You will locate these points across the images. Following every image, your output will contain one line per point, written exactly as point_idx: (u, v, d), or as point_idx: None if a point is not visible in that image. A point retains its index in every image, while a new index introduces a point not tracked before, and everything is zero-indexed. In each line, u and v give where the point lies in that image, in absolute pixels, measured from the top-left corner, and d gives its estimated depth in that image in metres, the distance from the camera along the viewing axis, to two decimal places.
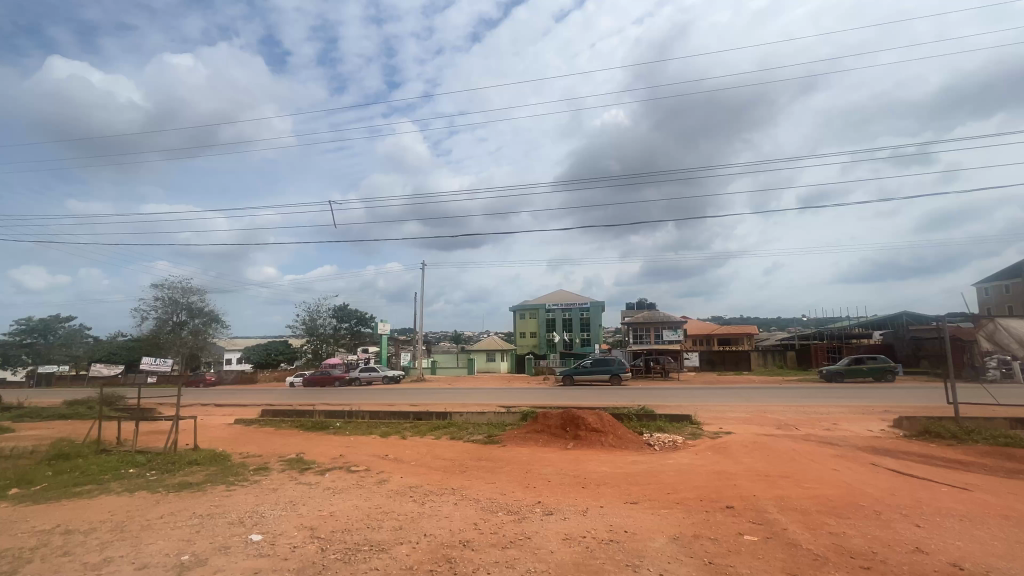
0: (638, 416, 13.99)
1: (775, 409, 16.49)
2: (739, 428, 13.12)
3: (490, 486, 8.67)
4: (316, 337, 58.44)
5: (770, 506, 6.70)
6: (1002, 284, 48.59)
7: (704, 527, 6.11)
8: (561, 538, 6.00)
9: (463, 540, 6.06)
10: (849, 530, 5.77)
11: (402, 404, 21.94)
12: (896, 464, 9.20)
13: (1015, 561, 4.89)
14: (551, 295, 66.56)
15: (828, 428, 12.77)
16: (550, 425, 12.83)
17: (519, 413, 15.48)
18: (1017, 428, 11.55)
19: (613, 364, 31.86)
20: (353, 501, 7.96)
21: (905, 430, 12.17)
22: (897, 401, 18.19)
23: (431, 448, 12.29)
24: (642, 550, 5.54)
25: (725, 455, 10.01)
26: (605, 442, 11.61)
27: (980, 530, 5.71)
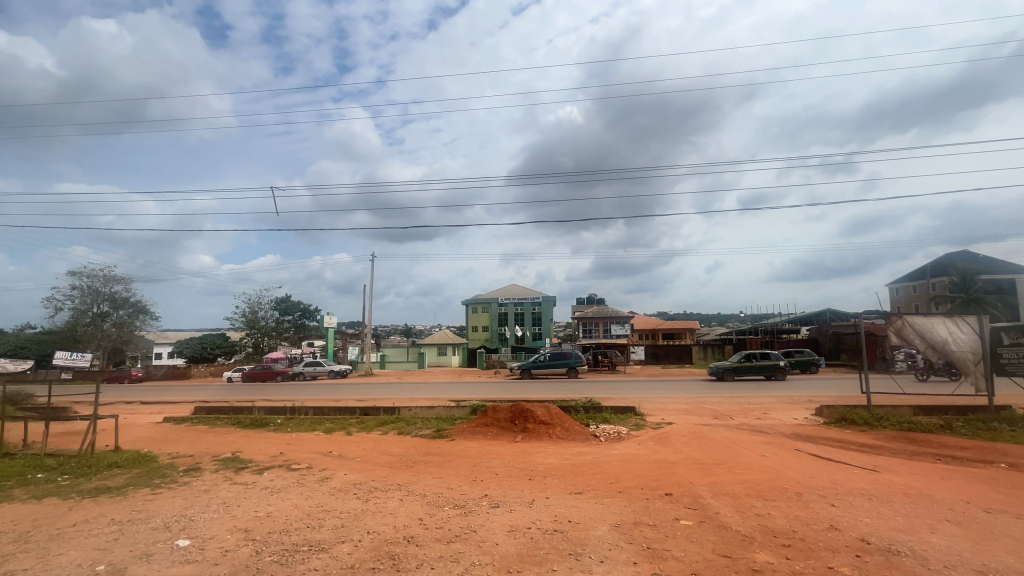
0: (584, 408, 14.33)
1: (712, 400, 17.39)
2: (679, 418, 13.74)
3: (436, 481, 8.60)
4: (257, 330, 55.52)
5: (705, 492, 7.06)
6: (910, 285, 53.78)
7: (644, 514, 6.36)
8: (506, 530, 6.04)
9: (407, 536, 5.98)
10: (773, 512, 6.20)
11: (348, 399, 21.27)
12: (815, 448, 10.00)
13: (914, 534, 5.43)
14: (504, 289, 66.82)
15: (759, 417, 13.66)
16: (499, 418, 12.88)
17: (468, 407, 15.45)
18: (919, 414, 12.82)
19: (570, 357, 32.45)
20: (292, 500, 7.65)
21: (825, 418, 13.20)
22: (820, 391, 19.71)
23: (378, 444, 12.01)
24: (584, 539, 5.69)
25: (665, 445, 10.44)
26: (553, 434, 11.82)
27: (884, 507, 6.30)
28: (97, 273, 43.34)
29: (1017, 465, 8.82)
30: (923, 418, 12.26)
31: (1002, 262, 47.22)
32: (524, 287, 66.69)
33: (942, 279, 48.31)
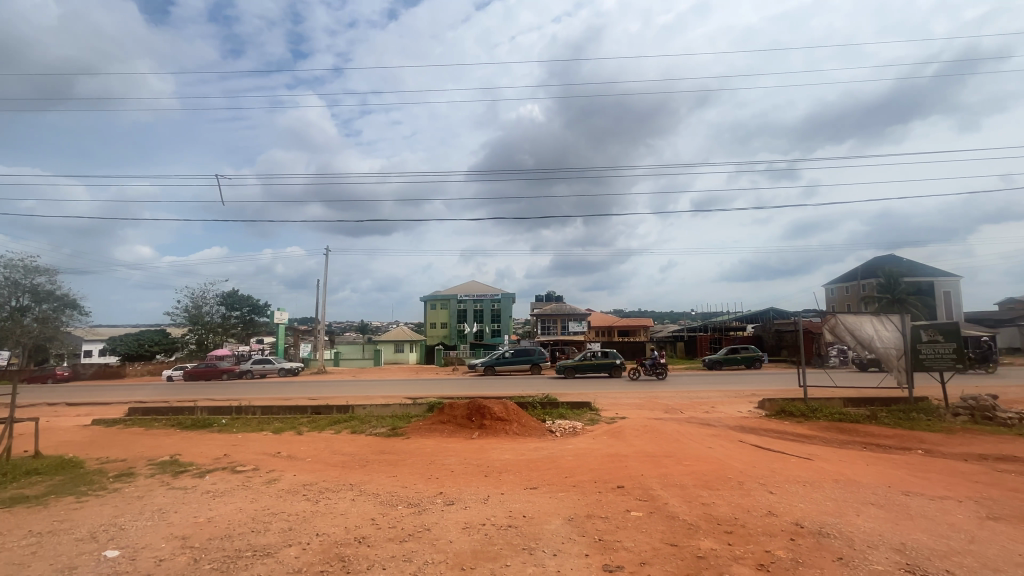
0: (541, 403, 14.49)
1: (664, 395, 18.00)
2: (632, 413, 14.14)
3: (390, 479, 8.44)
4: (200, 326, 52.54)
5: (655, 484, 7.29)
6: (843, 285, 57.74)
7: (596, 507, 6.50)
8: (460, 527, 6.01)
9: (359, 537, 5.83)
10: (717, 500, 6.49)
11: (299, 398, 20.54)
12: (757, 439, 10.56)
13: (841, 517, 5.82)
14: (463, 286, 66.48)
15: (707, 411, 14.26)
16: (456, 415, 12.80)
17: (424, 405, 15.28)
18: (849, 405, 13.80)
19: (533, 355, 32.56)
20: (236, 504, 7.29)
21: (766, 410, 13.98)
22: (763, 385, 20.82)
23: (329, 443, 11.68)
24: (538, 533, 5.75)
25: (619, 439, 10.71)
26: (510, 430, 11.88)
27: (817, 493, 6.73)
28: (15, 264, 39.67)
29: (931, 451, 9.65)
30: (853, 409, 13.20)
31: (921, 265, 51.40)
32: (483, 283, 66.61)
33: (871, 280, 52.16)
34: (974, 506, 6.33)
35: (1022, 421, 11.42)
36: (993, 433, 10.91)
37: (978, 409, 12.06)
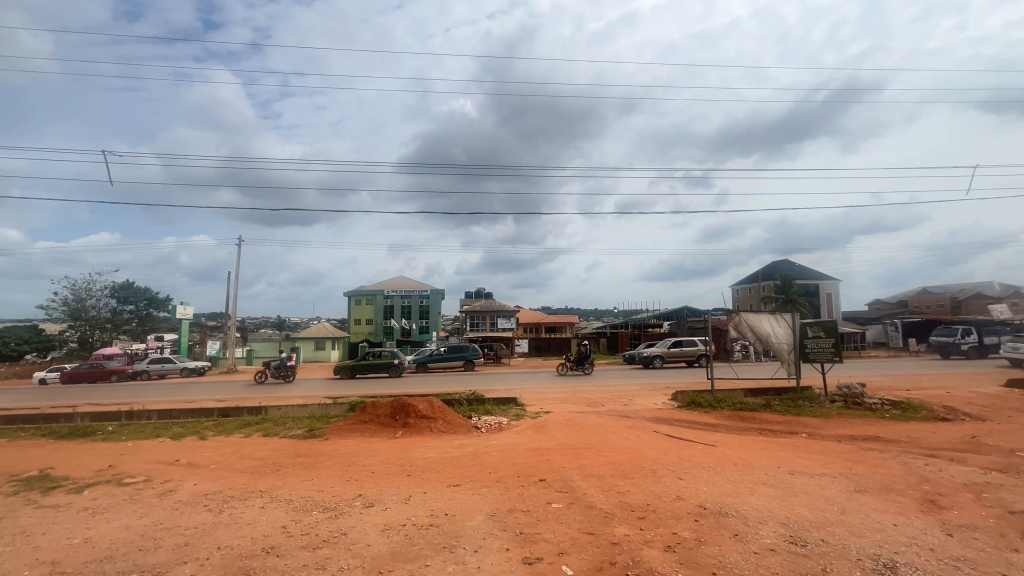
0: (468, 400, 14.46)
1: (587, 389, 18.71)
2: (556, 407, 14.54)
3: (306, 484, 7.97)
4: (84, 322, 46.46)
5: (575, 476, 7.53)
6: (745, 286, 63.67)
7: (518, 501, 6.60)
8: (379, 530, 5.82)
9: (267, 547, 5.45)
10: (632, 488, 6.84)
11: (204, 400, 18.84)
12: (669, 429, 11.29)
13: (738, 497, 6.39)
14: (391, 281, 64.75)
15: (626, 403, 15.00)
16: (379, 414, 12.40)
17: (346, 404, 14.66)
18: (749, 395, 15.17)
19: (467, 351, 32.49)
20: (122, 520, 6.51)
21: (678, 402, 14.98)
22: (676, 378, 22.33)
23: (238, 448, 10.81)
24: (460, 531, 5.71)
25: (542, 433, 10.94)
26: (434, 428, 11.71)
27: (718, 476, 7.33)
28: None
29: (813, 433, 10.89)
30: (752, 399, 14.54)
31: (809, 269, 57.92)
32: (412, 279, 65.26)
33: (768, 282, 57.93)
34: (845, 480, 7.23)
35: (884, 406, 13.20)
36: (862, 417, 12.51)
37: (850, 396, 13.77)
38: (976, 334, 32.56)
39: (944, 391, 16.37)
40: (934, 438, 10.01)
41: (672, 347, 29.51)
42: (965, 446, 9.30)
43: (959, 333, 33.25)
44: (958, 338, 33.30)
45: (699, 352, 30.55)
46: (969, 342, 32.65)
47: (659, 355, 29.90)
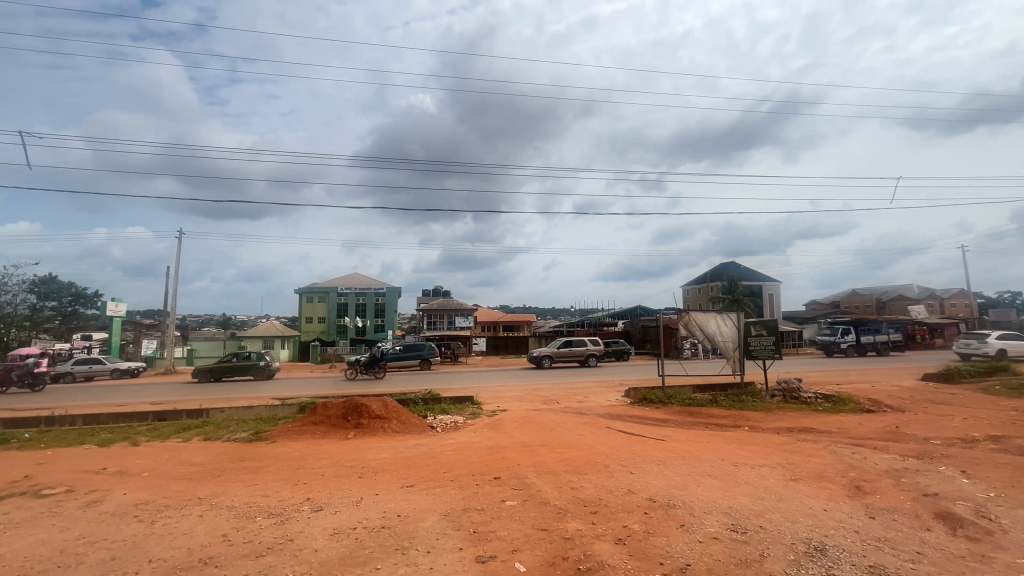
0: (424, 399, 14.26)
1: (543, 387, 18.90)
2: (513, 405, 14.60)
3: (250, 489, 7.59)
4: None
5: (530, 473, 7.59)
6: (695, 287, 66.39)
7: (473, 500, 6.56)
8: (328, 534, 5.62)
9: (206, 557, 5.15)
10: (585, 484, 6.96)
11: (139, 404, 17.58)
12: (622, 425, 11.58)
13: (685, 489, 6.63)
14: (346, 278, 62.96)
15: (581, 400, 15.27)
16: (330, 416, 12.00)
17: (295, 405, 14.10)
18: (698, 391, 15.80)
19: (423, 349, 32.03)
20: (40, 535, 5.97)
21: (631, 398, 15.39)
22: (629, 375, 22.95)
23: (175, 453, 10.15)
24: (412, 532, 5.61)
25: (498, 431, 10.96)
26: (388, 428, 11.47)
27: (668, 469, 7.59)
28: None
29: (754, 427, 11.50)
30: (700, 395, 15.16)
31: (753, 271, 61.11)
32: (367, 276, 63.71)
33: (716, 284, 60.70)
34: (782, 470, 7.67)
35: (817, 399, 14.13)
36: (798, 410, 13.34)
37: (788, 391, 14.63)
38: (853, 333, 36.54)
39: (869, 386, 17.72)
40: (860, 428, 10.82)
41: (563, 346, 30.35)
42: (887, 435, 10.11)
43: (840, 333, 37.23)
44: (839, 337, 37.23)
45: (589, 352, 31.64)
46: (846, 341, 36.72)
47: (548, 354, 30.70)
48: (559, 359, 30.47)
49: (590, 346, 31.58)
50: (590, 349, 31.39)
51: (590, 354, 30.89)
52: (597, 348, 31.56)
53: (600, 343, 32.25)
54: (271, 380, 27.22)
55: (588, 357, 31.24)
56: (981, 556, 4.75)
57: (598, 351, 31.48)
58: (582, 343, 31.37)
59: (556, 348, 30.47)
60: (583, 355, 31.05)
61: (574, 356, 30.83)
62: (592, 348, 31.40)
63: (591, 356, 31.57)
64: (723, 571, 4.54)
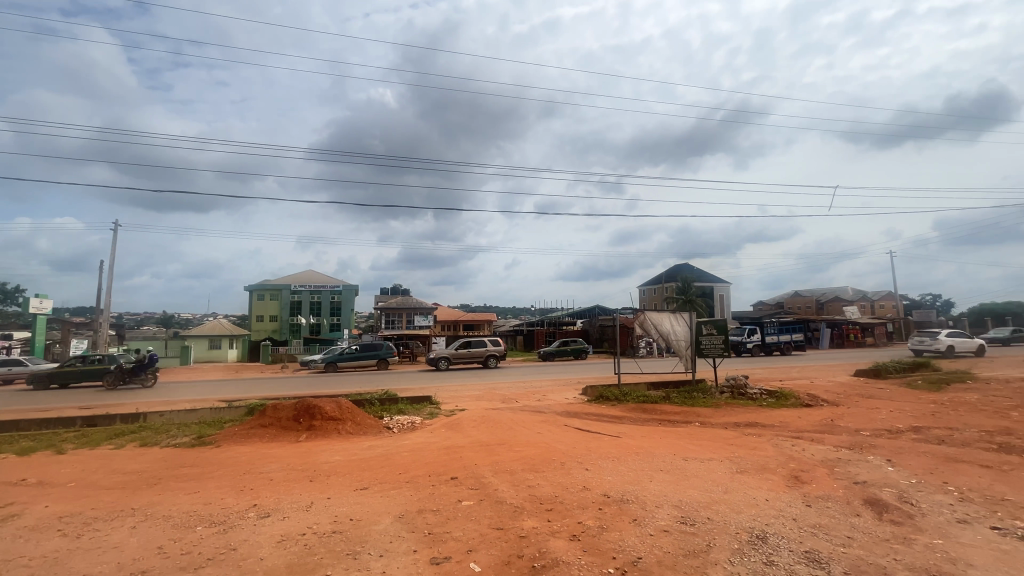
0: (380, 400, 13.94)
1: (502, 386, 18.90)
2: (471, 405, 14.52)
3: (190, 497, 7.17)
4: None
5: (487, 472, 7.56)
6: (650, 288, 68.49)
7: (429, 500, 6.48)
8: (275, 541, 5.39)
9: (138, 572, 4.81)
10: (541, 481, 7.01)
11: (66, 409, 16.25)
12: (579, 423, 11.75)
13: (638, 484, 6.80)
14: (300, 276, 60.88)
15: (539, 399, 15.40)
16: (280, 418, 11.54)
17: (243, 408, 13.45)
18: (653, 388, 16.26)
19: (381, 349, 31.36)
20: None
21: (588, 396, 15.65)
22: (587, 374, 23.36)
23: (106, 462, 9.44)
24: (365, 535, 5.47)
25: (456, 431, 10.87)
26: (342, 430, 11.13)
27: (622, 466, 7.76)
28: None
29: (705, 422, 11.95)
30: (654, 392, 15.61)
31: (705, 273, 63.65)
32: (323, 274, 61.80)
33: (671, 285, 62.82)
34: (729, 463, 8.01)
35: (762, 395, 14.86)
36: (745, 405, 13.98)
37: (736, 388, 15.30)
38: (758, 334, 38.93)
39: (809, 381, 18.82)
40: (799, 422, 11.45)
41: (464, 346, 29.75)
42: (823, 428, 10.76)
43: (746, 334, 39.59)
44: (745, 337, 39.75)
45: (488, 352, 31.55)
46: (753, 339, 39.96)
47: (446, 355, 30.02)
48: (456, 360, 30.21)
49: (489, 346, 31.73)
50: (489, 349, 31.48)
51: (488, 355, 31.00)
52: (495, 348, 31.65)
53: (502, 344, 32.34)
54: (197, 382, 26.26)
55: (488, 357, 31.28)
56: (903, 538, 5.14)
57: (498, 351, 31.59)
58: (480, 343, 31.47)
59: (458, 348, 29.75)
60: (482, 356, 31.09)
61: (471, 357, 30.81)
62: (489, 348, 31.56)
63: (489, 357, 31.56)
64: (672, 562, 4.68)
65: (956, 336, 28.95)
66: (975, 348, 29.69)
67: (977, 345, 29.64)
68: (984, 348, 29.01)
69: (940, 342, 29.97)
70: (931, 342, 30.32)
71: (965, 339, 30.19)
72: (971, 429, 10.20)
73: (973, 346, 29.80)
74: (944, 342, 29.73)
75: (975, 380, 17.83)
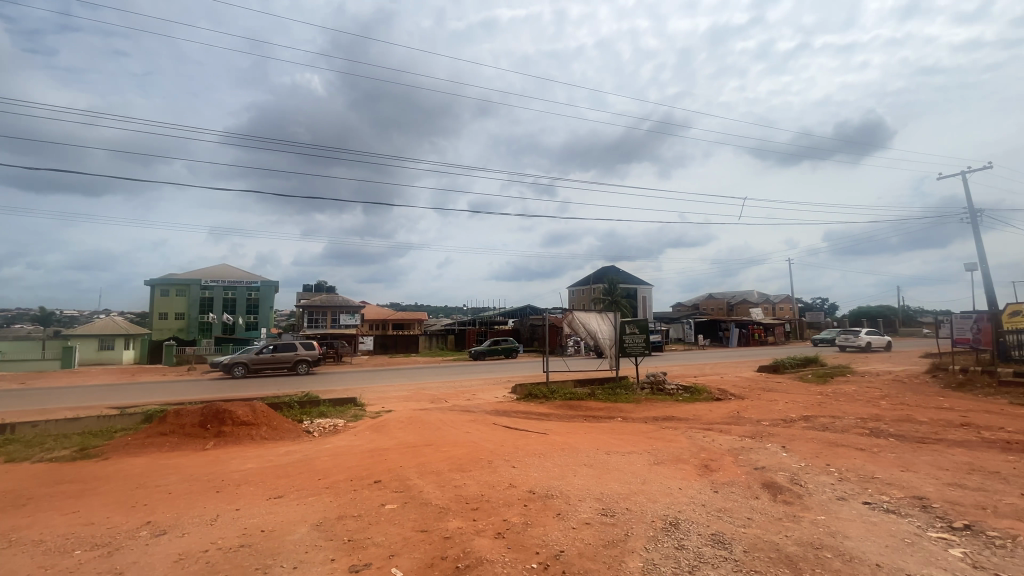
0: (300, 403, 13.17)
1: (431, 386, 18.59)
2: (398, 405, 14.16)
3: (69, 518, 6.32)
4: None
5: (412, 474, 7.39)
6: (579, 289, 70.89)
7: (350, 506, 6.20)
8: (172, 561, 4.89)
9: None
10: (467, 481, 6.97)
11: None
12: (507, 421, 11.86)
13: (563, 479, 6.98)
14: (212, 270, 56.20)
15: (469, 398, 15.36)
16: (184, 424, 10.54)
17: (138, 415, 12.11)
18: (580, 385, 16.81)
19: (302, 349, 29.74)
20: None
21: (517, 394, 15.84)
22: (517, 372, 23.64)
23: None
24: (277, 547, 5.12)
25: (381, 433, 10.52)
26: (255, 435, 10.36)
27: (547, 462, 7.92)
28: None
29: (626, 417, 12.54)
30: (580, 389, 16.14)
31: (629, 276, 66.95)
32: (239, 269, 57.47)
33: (597, 286, 65.38)
34: (647, 455, 8.47)
35: (678, 390, 15.88)
36: (662, 400, 14.86)
37: (655, 384, 16.22)
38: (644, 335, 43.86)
39: (719, 377, 20.43)
40: (710, 414, 12.38)
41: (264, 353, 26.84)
42: (730, 419, 11.71)
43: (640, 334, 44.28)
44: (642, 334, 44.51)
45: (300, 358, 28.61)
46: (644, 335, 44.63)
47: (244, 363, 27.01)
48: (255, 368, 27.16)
49: (303, 351, 29.35)
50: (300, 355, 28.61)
51: (297, 359, 28.57)
52: (309, 354, 29.05)
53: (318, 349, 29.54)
54: (82, 387, 23.26)
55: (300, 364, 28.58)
56: (793, 516, 5.71)
57: (311, 356, 29.20)
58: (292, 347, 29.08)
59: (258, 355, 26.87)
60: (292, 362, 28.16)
61: (275, 363, 27.87)
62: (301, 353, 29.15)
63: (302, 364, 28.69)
64: (593, 553, 4.84)
65: (872, 333, 33.92)
66: (885, 345, 35.11)
67: (886, 341, 34.89)
68: (892, 343, 34.23)
69: (860, 339, 35.22)
70: (853, 338, 35.28)
71: (877, 335, 35.50)
72: (850, 416, 11.59)
73: (884, 343, 35.43)
74: (864, 339, 34.90)
75: (854, 373, 20.39)
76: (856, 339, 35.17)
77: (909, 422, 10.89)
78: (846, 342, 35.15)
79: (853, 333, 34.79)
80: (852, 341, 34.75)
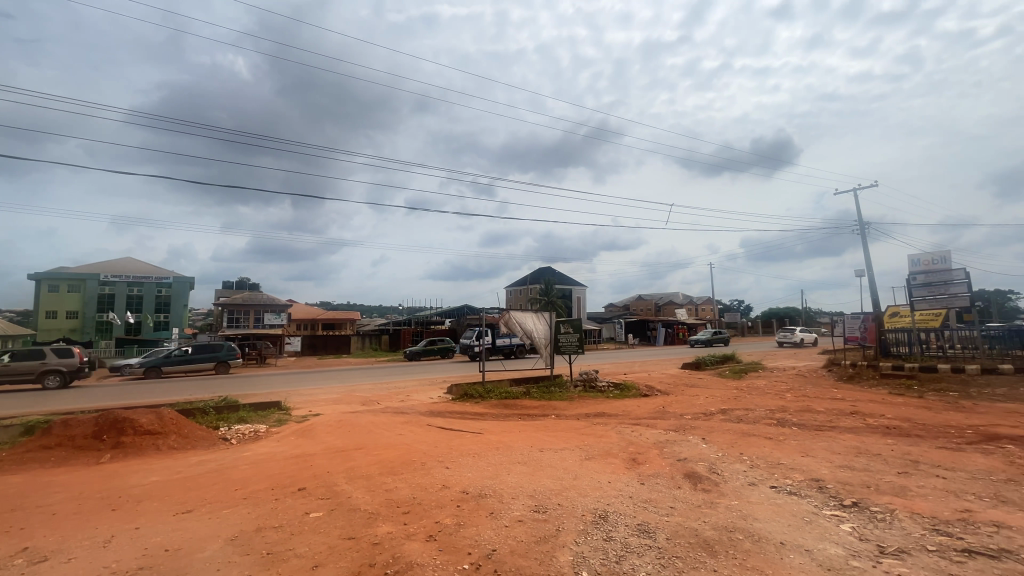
0: (216, 408, 12.18)
1: (362, 388, 17.91)
2: (327, 408, 13.51)
3: None
4: None
5: (340, 479, 7.07)
6: (516, 289, 71.58)
7: (270, 517, 5.81)
8: None
9: None
10: (399, 484, 6.78)
11: None
12: (442, 421, 11.67)
13: (497, 478, 6.98)
14: (113, 265, 50.66)
15: (403, 400, 14.96)
16: (75, 436, 9.39)
17: (16, 428, 10.60)
18: (513, 384, 16.71)
19: (220, 350, 27.49)
20: None
21: (452, 395, 15.68)
22: (453, 372, 23.34)
23: None
24: (183, 567, 4.68)
25: (308, 438, 9.97)
26: (161, 445, 9.42)
27: (482, 461, 7.88)
28: None
29: (560, 415, 12.82)
30: (516, 388, 16.28)
31: (564, 277, 68.60)
32: (146, 264, 52.23)
33: (534, 287, 66.26)
34: (579, 451, 8.70)
35: (609, 387, 16.48)
36: (594, 397, 15.34)
37: (588, 381, 16.73)
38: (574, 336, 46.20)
39: (646, 374, 21.47)
40: (637, 410, 12.97)
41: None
42: (655, 414, 12.33)
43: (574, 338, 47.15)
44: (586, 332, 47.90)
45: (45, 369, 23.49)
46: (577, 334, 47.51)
47: None
48: None
49: (53, 361, 24.30)
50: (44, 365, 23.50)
51: (40, 369, 23.50)
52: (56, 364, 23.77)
53: (76, 359, 24.17)
54: None
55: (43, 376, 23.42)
56: (711, 502, 6.11)
57: (63, 366, 24.19)
58: (36, 356, 23.86)
59: None
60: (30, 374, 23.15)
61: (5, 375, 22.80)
62: (51, 362, 24.16)
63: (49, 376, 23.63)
64: (524, 550, 4.88)
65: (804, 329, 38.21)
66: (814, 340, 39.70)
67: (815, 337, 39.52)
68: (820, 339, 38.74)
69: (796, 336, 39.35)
70: (791, 333, 39.38)
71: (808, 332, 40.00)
72: (761, 409, 12.63)
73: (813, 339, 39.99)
74: (799, 335, 39.26)
75: (765, 368, 22.25)
76: (792, 336, 39.47)
77: (810, 412, 12.08)
78: (786, 336, 39.28)
79: (790, 330, 38.87)
80: (791, 336, 38.84)
